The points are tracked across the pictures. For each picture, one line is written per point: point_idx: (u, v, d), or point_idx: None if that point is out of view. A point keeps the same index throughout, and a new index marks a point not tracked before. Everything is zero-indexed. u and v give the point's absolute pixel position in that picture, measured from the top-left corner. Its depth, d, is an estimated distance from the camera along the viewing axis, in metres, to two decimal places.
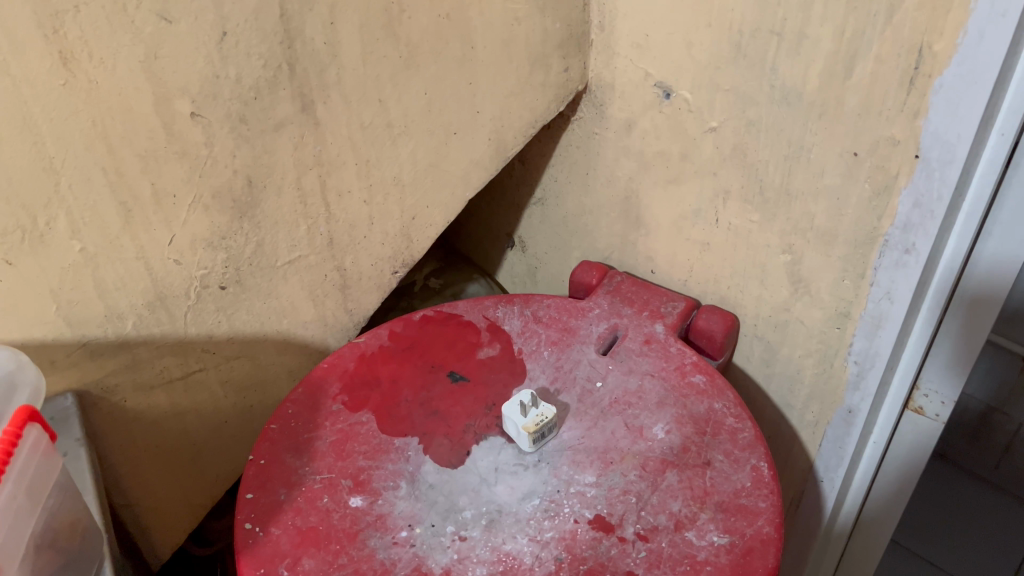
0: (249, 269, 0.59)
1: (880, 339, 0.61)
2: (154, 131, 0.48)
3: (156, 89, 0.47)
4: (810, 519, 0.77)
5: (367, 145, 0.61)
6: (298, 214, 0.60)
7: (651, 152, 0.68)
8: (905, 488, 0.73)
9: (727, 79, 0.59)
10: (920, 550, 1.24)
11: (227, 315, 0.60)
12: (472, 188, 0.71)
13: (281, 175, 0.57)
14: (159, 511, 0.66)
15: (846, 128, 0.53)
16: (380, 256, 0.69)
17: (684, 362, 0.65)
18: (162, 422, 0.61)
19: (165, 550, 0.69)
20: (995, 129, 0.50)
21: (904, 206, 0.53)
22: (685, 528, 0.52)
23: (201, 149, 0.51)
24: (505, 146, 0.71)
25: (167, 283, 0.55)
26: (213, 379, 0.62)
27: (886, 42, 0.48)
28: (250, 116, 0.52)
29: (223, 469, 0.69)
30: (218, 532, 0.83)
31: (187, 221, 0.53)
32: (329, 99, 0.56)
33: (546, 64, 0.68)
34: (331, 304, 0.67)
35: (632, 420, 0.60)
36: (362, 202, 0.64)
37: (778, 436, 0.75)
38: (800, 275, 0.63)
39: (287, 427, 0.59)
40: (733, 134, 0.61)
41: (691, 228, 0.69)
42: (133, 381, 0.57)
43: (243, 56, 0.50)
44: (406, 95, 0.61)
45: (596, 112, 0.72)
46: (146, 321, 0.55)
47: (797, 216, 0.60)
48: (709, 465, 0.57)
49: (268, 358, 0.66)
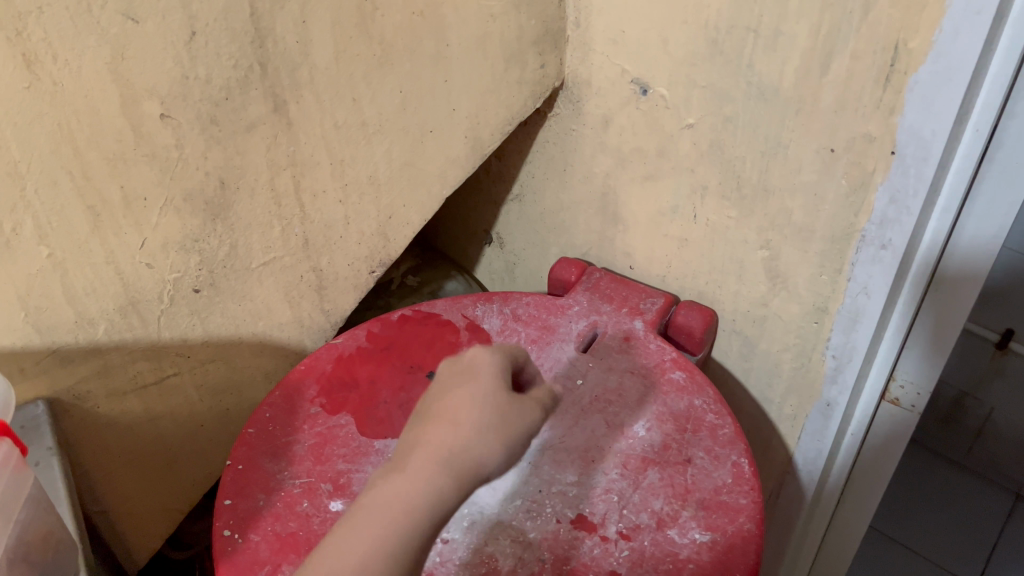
0: (223, 272, 0.58)
1: (858, 333, 0.61)
2: (122, 133, 0.47)
3: (123, 90, 0.46)
4: (789, 511, 0.78)
5: (341, 144, 0.60)
6: (271, 215, 0.59)
7: (628, 148, 0.68)
8: (881, 478, 0.73)
9: (703, 76, 0.59)
10: (895, 535, 1.27)
11: (202, 318, 0.59)
12: (449, 185, 0.71)
13: (254, 176, 0.56)
14: (136, 516, 0.65)
15: (823, 125, 0.53)
16: (357, 256, 0.68)
17: (664, 358, 0.65)
18: (136, 428, 0.60)
19: (142, 555, 0.68)
20: (970, 125, 0.50)
21: (881, 202, 0.54)
22: (667, 526, 0.52)
23: (171, 152, 0.50)
24: (481, 143, 0.71)
25: (139, 287, 0.54)
26: (187, 383, 0.61)
27: (862, 39, 0.48)
28: (221, 117, 0.51)
29: (200, 473, 0.68)
30: (197, 535, 0.83)
31: (158, 224, 0.52)
32: (302, 98, 0.55)
33: (522, 61, 0.68)
34: (307, 306, 0.67)
35: (613, 418, 0.60)
36: (337, 202, 0.63)
37: (757, 429, 0.75)
38: (778, 271, 0.63)
39: (265, 431, 0.59)
40: (709, 131, 0.60)
41: (669, 224, 0.69)
42: (106, 386, 0.56)
43: (213, 56, 0.48)
44: (381, 93, 0.60)
45: (572, 108, 0.72)
46: (118, 326, 0.54)
47: (774, 212, 0.60)
48: (690, 462, 0.57)
49: (244, 361, 0.65)
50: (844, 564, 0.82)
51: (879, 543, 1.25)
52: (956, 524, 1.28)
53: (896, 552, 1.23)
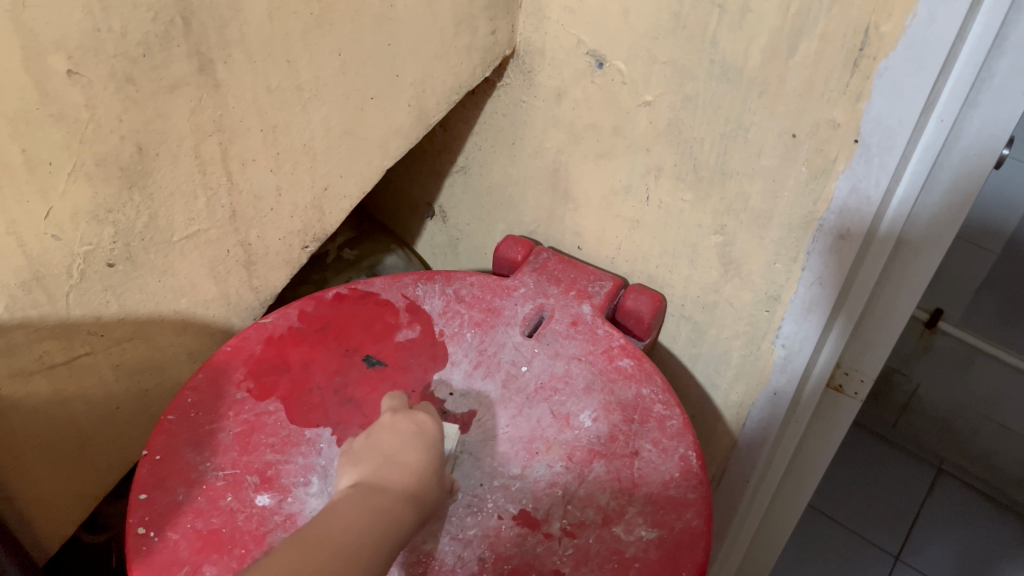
0: (141, 245, 0.53)
1: (810, 322, 0.60)
2: (24, 90, 0.41)
3: (25, 42, 0.40)
4: (730, 497, 0.77)
5: (274, 109, 0.55)
6: (196, 184, 0.54)
7: (581, 123, 0.65)
8: (821, 463, 0.74)
9: (665, 51, 0.56)
10: (824, 507, 1.28)
11: (117, 294, 0.54)
12: (390, 157, 0.67)
13: (176, 142, 0.51)
14: (43, 504, 0.60)
15: (785, 109, 0.51)
16: (290, 230, 0.64)
17: (612, 345, 0.63)
18: (43, 412, 0.55)
19: (50, 543, 0.63)
20: (935, 115, 0.49)
21: (841, 190, 0.52)
22: (613, 523, 0.51)
23: (82, 112, 0.45)
24: (427, 113, 0.67)
25: (45, 260, 0.48)
26: (102, 363, 0.56)
27: (833, 20, 0.46)
28: (139, 76, 0.46)
29: (115, 457, 0.63)
30: (113, 517, 0.78)
31: (66, 191, 0.47)
32: (231, 58, 0.50)
33: (472, 26, 0.64)
34: (235, 282, 0.62)
35: (558, 407, 0.58)
36: (269, 171, 0.58)
37: (701, 415, 0.74)
38: (732, 257, 0.61)
39: (186, 418, 0.55)
40: (668, 109, 0.58)
41: (621, 205, 0.67)
42: (10, 368, 0.50)
43: (129, 7, 0.43)
44: (319, 55, 0.55)
45: (523, 78, 0.69)
46: (22, 303, 0.48)
47: (731, 197, 0.58)
48: (637, 455, 0.55)
49: (165, 340, 0.60)
50: (780, 542, 0.82)
51: (812, 519, 1.26)
52: (884, 497, 1.30)
53: (826, 526, 1.25)
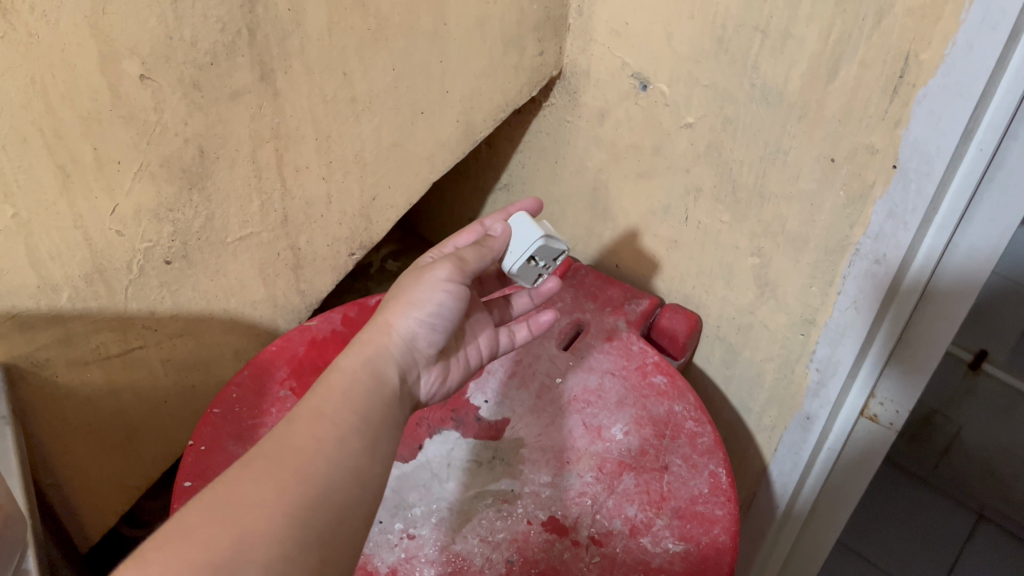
0: (197, 245, 0.56)
1: (842, 348, 0.60)
2: (98, 91, 0.44)
3: (102, 47, 0.43)
4: (759, 522, 0.77)
5: (328, 119, 0.57)
6: (251, 188, 0.56)
7: (623, 144, 0.67)
8: (848, 503, 0.73)
9: (707, 75, 0.57)
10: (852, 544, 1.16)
11: (172, 291, 0.56)
12: (437, 170, 0.69)
13: (235, 147, 0.53)
14: (89, 492, 0.62)
15: (824, 133, 0.52)
16: (337, 237, 0.66)
17: (646, 361, 0.63)
18: (95, 400, 0.57)
19: (94, 531, 0.65)
20: (974, 143, 0.48)
21: (878, 215, 0.52)
22: (640, 534, 0.51)
23: (150, 115, 0.47)
24: (473, 128, 0.69)
25: (108, 254, 0.51)
26: (153, 357, 0.59)
27: (872, 47, 0.47)
28: (205, 82, 0.49)
29: (160, 450, 0.65)
30: (154, 513, 0.80)
31: (131, 190, 0.49)
32: (290, 69, 0.53)
33: (521, 46, 0.66)
34: (282, 284, 0.65)
35: (590, 419, 0.59)
36: (320, 178, 0.60)
37: (734, 438, 0.75)
38: (767, 279, 0.62)
39: (231, 412, 0.58)
40: (709, 131, 0.59)
41: (660, 225, 0.68)
42: (66, 356, 0.53)
43: (200, 18, 0.46)
44: (373, 69, 0.58)
45: (568, 99, 0.71)
46: (82, 294, 0.51)
47: (768, 219, 0.59)
48: (667, 469, 0.55)
49: (213, 338, 0.62)
50: None
51: None
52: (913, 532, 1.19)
53: None
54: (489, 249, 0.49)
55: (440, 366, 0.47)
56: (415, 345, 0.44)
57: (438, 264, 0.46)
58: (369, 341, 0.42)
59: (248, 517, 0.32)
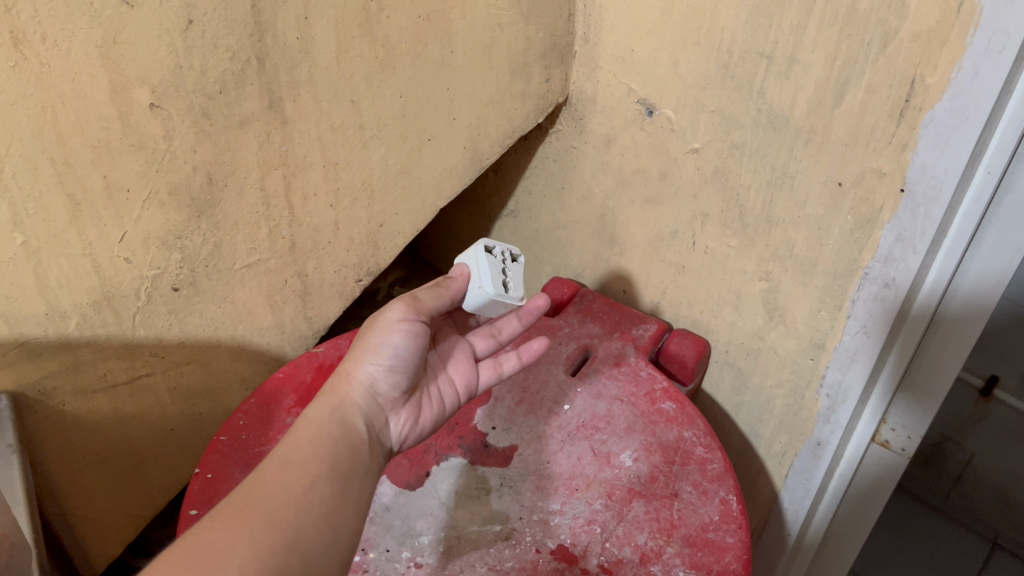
0: (205, 272, 0.56)
1: (853, 372, 0.60)
2: (108, 120, 0.44)
3: (112, 76, 0.43)
4: (772, 550, 0.76)
5: (337, 147, 0.58)
6: (259, 216, 0.56)
7: (630, 169, 0.67)
8: (862, 532, 0.72)
9: (713, 100, 0.57)
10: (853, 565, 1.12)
11: (179, 318, 0.56)
12: (443, 196, 0.70)
13: (244, 175, 0.53)
14: (95, 521, 0.62)
15: (832, 157, 0.52)
16: (345, 263, 0.66)
17: (655, 387, 0.63)
18: (102, 429, 0.57)
19: (99, 561, 0.65)
20: (982, 167, 0.48)
21: (887, 239, 0.52)
22: (650, 562, 0.50)
23: (159, 143, 0.47)
24: (480, 155, 0.70)
25: (116, 281, 0.51)
26: (160, 384, 0.59)
27: (878, 72, 0.47)
28: (214, 111, 0.49)
29: (165, 478, 0.65)
30: (159, 542, 0.79)
31: (140, 217, 0.49)
32: (299, 96, 0.53)
33: (527, 73, 0.67)
34: (290, 311, 0.65)
35: (599, 445, 0.59)
36: (328, 206, 0.61)
37: (744, 464, 0.74)
38: (777, 304, 0.62)
39: (237, 439, 0.58)
40: (715, 156, 0.59)
41: (668, 250, 0.68)
42: (74, 384, 0.53)
43: (210, 47, 0.46)
44: (381, 97, 0.58)
45: (574, 125, 0.71)
46: (91, 322, 0.51)
47: (776, 244, 0.59)
48: (677, 497, 0.55)
49: (220, 365, 0.62)
50: None
51: None
52: (916, 553, 1.13)
53: None
54: (448, 290, 0.49)
55: (408, 410, 0.47)
56: (376, 389, 0.44)
57: (391, 308, 0.46)
58: (336, 394, 0.43)
59: (233, 554, 0.31)
